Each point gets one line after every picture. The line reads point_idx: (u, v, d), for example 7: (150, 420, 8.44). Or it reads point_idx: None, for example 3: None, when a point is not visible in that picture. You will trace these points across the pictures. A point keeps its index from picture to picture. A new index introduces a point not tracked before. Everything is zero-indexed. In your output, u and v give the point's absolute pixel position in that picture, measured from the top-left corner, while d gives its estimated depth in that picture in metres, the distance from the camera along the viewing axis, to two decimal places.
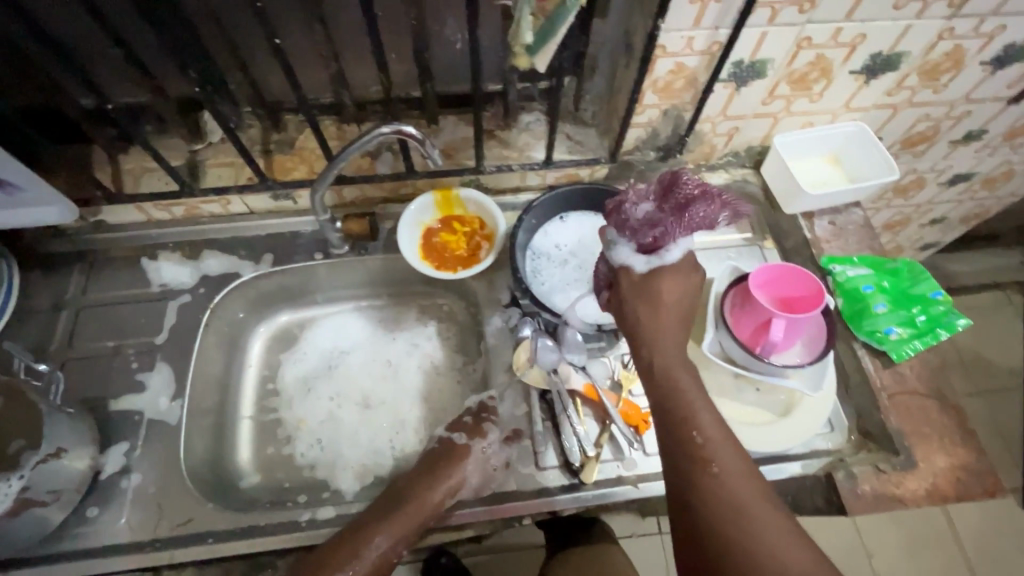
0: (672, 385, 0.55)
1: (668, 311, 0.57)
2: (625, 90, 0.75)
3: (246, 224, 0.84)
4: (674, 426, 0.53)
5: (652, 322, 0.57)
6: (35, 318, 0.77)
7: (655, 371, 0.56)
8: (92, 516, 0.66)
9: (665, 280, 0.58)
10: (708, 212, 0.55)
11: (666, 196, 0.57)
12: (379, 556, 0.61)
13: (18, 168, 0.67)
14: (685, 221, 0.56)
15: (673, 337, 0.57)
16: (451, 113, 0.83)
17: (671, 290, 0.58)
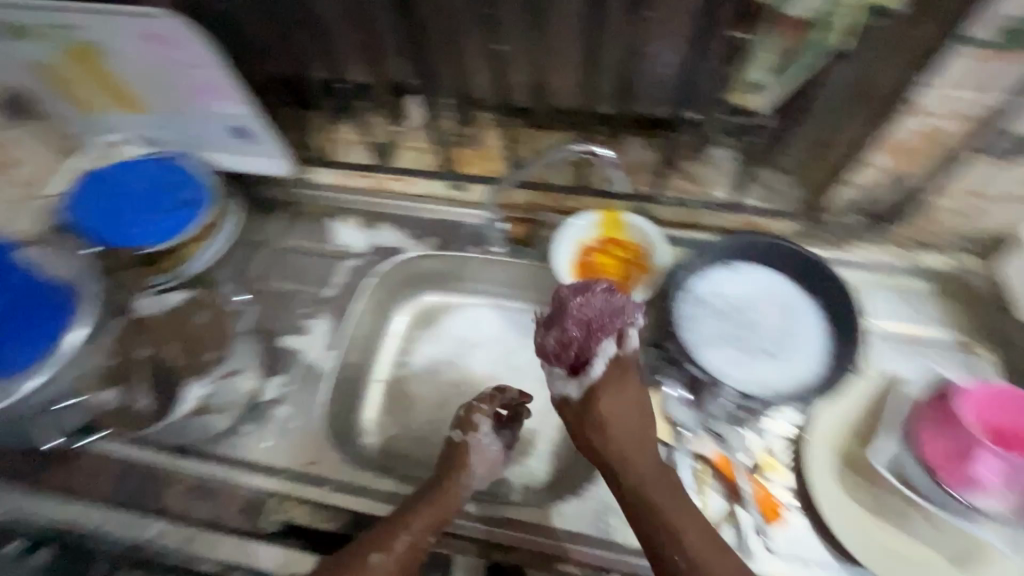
0: (652, 500, 0.59)
1: (621, 435, 0.63)
2: (848, 143, 0.66)
3: (419, 205, 0.89)
4: (660, 537, 0.57)
5: (629, 424, 0.63)
6: (240, 250, 0.89)
7: (646, 490, 0.60)
8: (245, 432, 0.75)
9: (603, 399, 0.63)
10: (597, 315, 0.63)
11: (564, 326, 0.63)
12: (406, 547, 0.61)
13: (263, 123, 0.78)
14: (590, 335, 0.62)
15: (652, 472, 0.61)
16: (638, 135, 0.80)
17: (613, 404, 0.63)
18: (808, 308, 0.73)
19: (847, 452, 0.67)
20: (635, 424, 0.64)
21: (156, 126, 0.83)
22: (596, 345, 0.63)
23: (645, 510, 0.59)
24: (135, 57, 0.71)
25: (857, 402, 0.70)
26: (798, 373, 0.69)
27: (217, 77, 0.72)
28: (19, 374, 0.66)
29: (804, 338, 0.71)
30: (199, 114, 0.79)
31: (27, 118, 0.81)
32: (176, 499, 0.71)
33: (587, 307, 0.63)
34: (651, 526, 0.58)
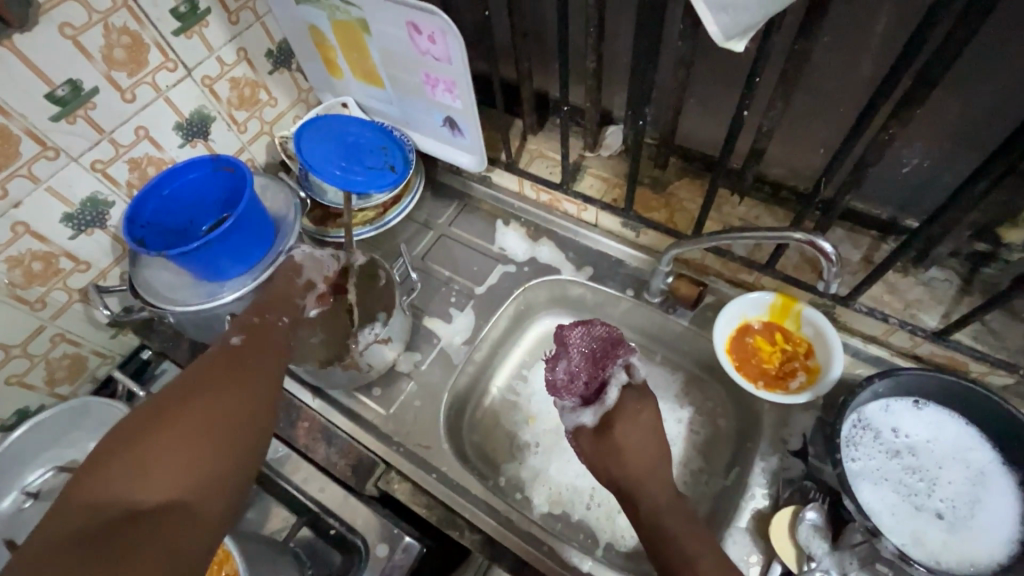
0: (657, 522, 0.58)
1: (639, 463, 0.62)
2: None
3: (586, 233, 0.90)
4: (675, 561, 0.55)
5: (632, 438, 0.64)
6: (412, 226, 0.96)
7: (658, 515, 0.59)
8: (374, 394, 0.80)
9: (619, 425, 0.65)
10: (586, 337, 0.72)
11: (571, 358, 0.71)
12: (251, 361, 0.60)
13: (475, 124, 0.82)
14: (580, 351, 0.72)
15: (647, 480, 0.61)
16: (844, 229, 0.74)
17: (624, 433, 0.64)
18: (1007, 484, 0.62)
19: None
20: (639, 442, 0.64)
21: (383, 101, 0.92)
22: (606, 373, 0.69)
23: (662, 536, 0.57)
24: (390, 40, 0.78)
25: None
26: (975, 555, 0.59)
27: (453, 74, 0.76)
28: (225, 285, 0.78)
29: (993, 515, 0.60)
30: (421, 99, 0.85)
31: (286, 68, 0.93)
32: (302, 434, 0.77)
33: (592, 337, 0.72)
34: (657, 543, 0.57)
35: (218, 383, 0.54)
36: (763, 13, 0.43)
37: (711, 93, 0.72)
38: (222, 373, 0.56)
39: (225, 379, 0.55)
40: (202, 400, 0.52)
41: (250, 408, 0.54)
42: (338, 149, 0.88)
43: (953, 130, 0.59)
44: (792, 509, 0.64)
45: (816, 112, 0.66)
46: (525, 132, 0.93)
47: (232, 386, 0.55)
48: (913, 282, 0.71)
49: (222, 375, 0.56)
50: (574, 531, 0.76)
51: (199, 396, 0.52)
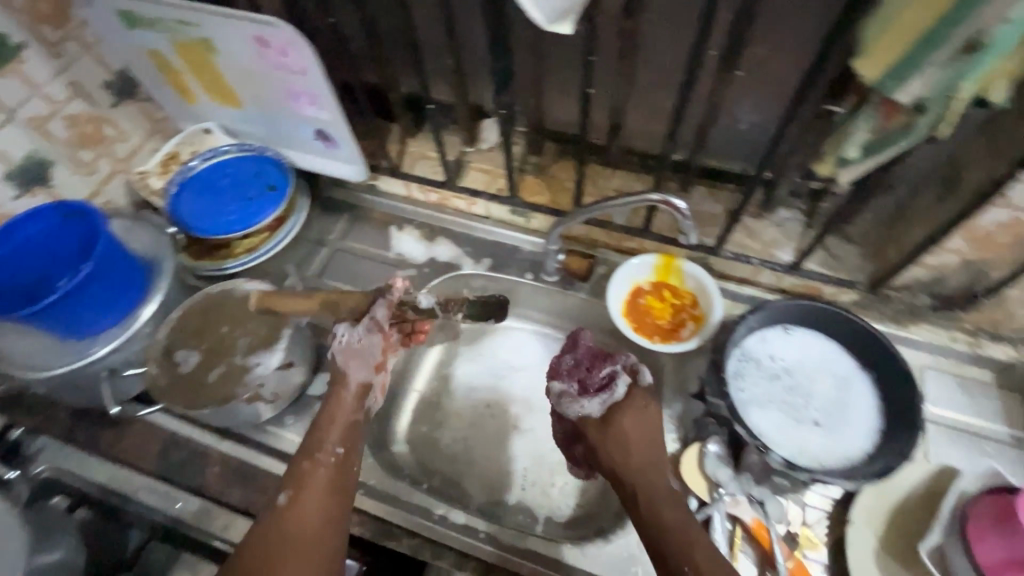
0: (654, 505, 0.61)
1: (641, 456, 0.65)
2: (924, 224, 0.66)
3: (479, 225, 0.92)
4: (673, 545, 0.58)
5: (634, 431, 0.67)
6: (304, 245, 0.93)
7: (653, 499, 0.62)
8: (287, 423, 0.77)
9: (625, 416, 0.68)
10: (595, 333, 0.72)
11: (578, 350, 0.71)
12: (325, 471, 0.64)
13: (347, 133, 0.81)
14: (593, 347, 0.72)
15: (646, 469, 0.64)
16: (705, 186, 0.81)
17: (630, 425, 0.67)
18: (866, 384, 0.71)
19: (893, 540, 0.64)
20: (638, 437, 0.67)
21: (250, 122, 0.89)
22: (614, 369, 0.70)
23: (658, 518, 0.60)
24: (240, 57, 0.75)
25: (909, 489, 0.67)
26: (848, 450, 0.67)
27: (313, 86, 0.75)
28: (95, 340, 0.72)
29: (857, 413, 0.69)
30: (288, 115, 0.83)
31: (132, 99, 0.86)
32: (214, 480, 0.73)
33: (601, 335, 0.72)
34: (654, 529, 0.60)
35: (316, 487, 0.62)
36: None
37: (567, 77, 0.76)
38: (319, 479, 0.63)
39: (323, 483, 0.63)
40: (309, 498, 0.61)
41: (334, 526, 0.60)
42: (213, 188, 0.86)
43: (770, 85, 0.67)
44: (697, 446, 0.70)
45: (660, 84, 0.72)
46: (403, 136, 0.93)
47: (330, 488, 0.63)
48: (768, 223, 0.79)
49: (311, 492, 0.61)
50: (512, 513, 0.78)
51: (304, 497, 0.61)
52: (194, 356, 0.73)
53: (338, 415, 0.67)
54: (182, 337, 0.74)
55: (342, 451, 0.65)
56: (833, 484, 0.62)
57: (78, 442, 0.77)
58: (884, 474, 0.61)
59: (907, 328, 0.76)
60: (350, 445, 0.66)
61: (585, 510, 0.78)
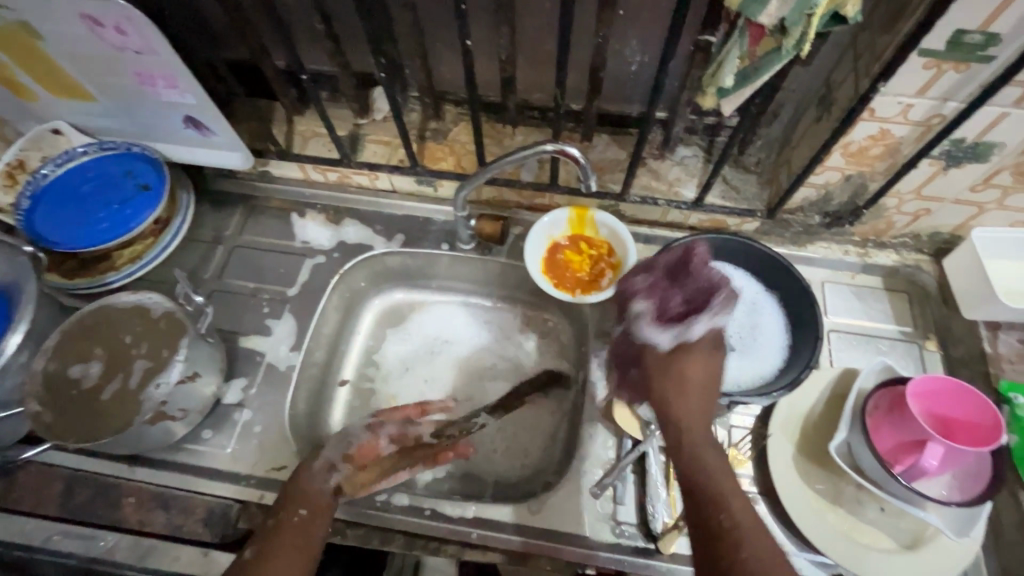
0: (695, 453, 0.57)
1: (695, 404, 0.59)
2: (808, 145, 0.69)
3: (387, 201, 0.87)
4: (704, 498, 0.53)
5: (692, 373, 0.60)
6: (196, 247, 0.85)
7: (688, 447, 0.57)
8: (205, 437, 0.72)
9: (688, 358, 0.61)
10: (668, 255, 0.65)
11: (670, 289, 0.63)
12: (296, 530, 0.60)
13: (218, 116, 0.73)
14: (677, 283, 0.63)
15: (696, 415, 0.59)
16: (606, 133, 0.81)
17: (693, 369, 0.60)
18: (774, 304, 0.75)
19: (807, 443, 0.69)
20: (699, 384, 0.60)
21: (106, 117, 0.79)
22: (699, 300, 0.61)
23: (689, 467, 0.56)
24: (72, 41, 0.66)
25: (817, 396, 0.72)
26: (763, 368, 0.71)
27: (165, 66, 0.66)
28: None
29: (769, 332, 0.73)
30: (147, 103, 0.74)
31: None
32: (132, 511, 0.68)
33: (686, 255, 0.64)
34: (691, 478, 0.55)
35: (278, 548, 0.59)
36: None
37: (450, 32, 0.73)
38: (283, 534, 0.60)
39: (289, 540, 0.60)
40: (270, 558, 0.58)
41: None
42: (80, 200, 0.77)
43: (650, 22, 0.67)
44: None
45: (546, 32, 0.70)
46: (289, 114, 0.86)
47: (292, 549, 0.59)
48: (670, 163, 0.80)
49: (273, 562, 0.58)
50: (460, 484, 0.78)
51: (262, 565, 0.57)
52: (94, 367, 0.67)
53: (304, 482, 0.64)
54: (66, 364, 0.67)
55: (307, 512, 0.62)
56: (750, 401, 0.66)
57: None
58: (793, 384, 0.66)
59: (805, 247, 0.81)
60: (317, 509, 0.62)
61: (531, 468, 0.79)
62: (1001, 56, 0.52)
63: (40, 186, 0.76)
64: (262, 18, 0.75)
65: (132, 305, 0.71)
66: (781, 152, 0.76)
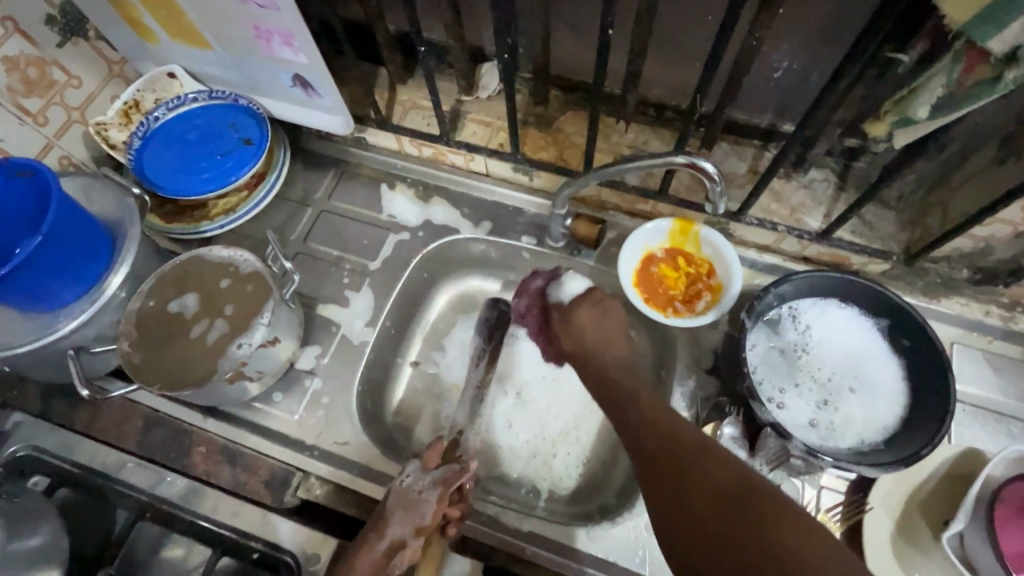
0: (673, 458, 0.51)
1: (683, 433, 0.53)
2: (978, 190, 0.59)
3: (479, 184, 0.83)
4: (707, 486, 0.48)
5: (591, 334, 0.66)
6: (286, 206, 0.85)
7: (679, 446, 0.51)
8: (275, 400, 0.73)
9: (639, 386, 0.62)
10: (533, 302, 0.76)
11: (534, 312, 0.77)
12: None
13: (327, 77, 0.71)
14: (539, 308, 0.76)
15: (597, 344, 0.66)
16: (728, 142, 0.73)
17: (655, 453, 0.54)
18: (898, 376, 0.66)
19: (909, 524, 0.62)
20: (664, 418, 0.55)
21: (219, 66, 0.79)
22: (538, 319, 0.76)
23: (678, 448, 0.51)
24: None
25: (929, 473, 0.63)
26: (873, 424, 0.64)
27: (285, 21, 0.64)
28: (60, 315, 0.67)
29: (878, 384, 0.66)
30: (259, 57, 0.73)
31: (80, 37, 0.75)
32: (200, 461, 0.69)
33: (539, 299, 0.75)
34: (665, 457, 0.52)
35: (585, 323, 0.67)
36: None
37: (579, 13, 0.67)
38: (586, 315, 0.67)
39: (593, 321, 0.67)
40: (582, 324, 0.67)
41: None
42: (186, 148, 0.78)
43: (814, 25, 0.58)
44: (711, 425, 0.66)
45: (685, 25, 0.63)
46: (393, 82, 0.83)
47: (599, 319, 0.67)
48: (797, 186, 0.72)
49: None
50: (514, 489, 0.76)
51: (578, 332, 0.67)
52: (182, 314, 0.68)
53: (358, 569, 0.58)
54: (159, 308, 0.68)
55: None
56: (855, 470, 0.58)
57: (53, 419, 0.72)
58: (909, 460, 0.57)
59: (939, 301, 0.71)
60: None
61: (590, 484, 0.75)
62: None
63: (156, 129, 0.78)
64: None
65: (224, 259, 0.71)
66: (935, 191, 0.66)
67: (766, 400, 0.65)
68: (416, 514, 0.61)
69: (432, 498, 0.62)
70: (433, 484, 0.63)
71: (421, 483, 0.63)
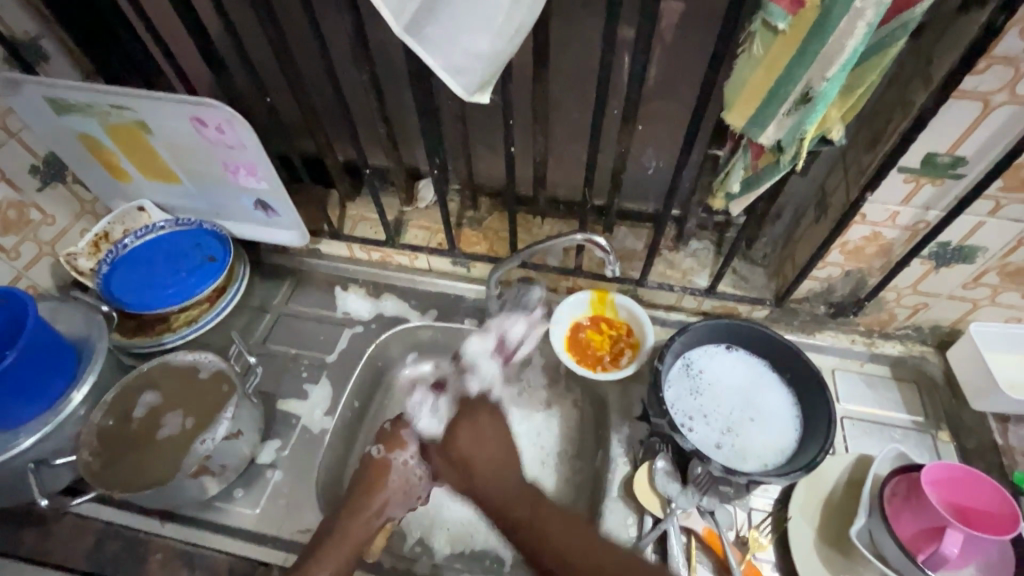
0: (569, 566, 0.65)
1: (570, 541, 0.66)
2: (809, 244, 0.76)
3: (423, 278, 0.95)
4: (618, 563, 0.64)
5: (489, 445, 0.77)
6: (247, 314, 0.92)
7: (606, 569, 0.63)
8: (235, 497, 0.75)
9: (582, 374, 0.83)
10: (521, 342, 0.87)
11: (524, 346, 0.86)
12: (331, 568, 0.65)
13: (285, 200, 0.83)
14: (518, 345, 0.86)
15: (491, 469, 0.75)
16: (626, 227, 0.90)
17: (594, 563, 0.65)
18: (790, 403, 0.78)
19: (826, 529, 0.70)
20: (560, 530, 0.68)
21: (187, 199, 0.90)
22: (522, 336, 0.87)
23: (608, 565, 0.63)
24: (175, 137, 0.78)
25: (835, 480, 0.73)
26: (780, 444, 0.74)
27: (251, 157, 0.78)
28: (20, 430, 0.69)
29: (776, 409, 0.77)
30: (225, 188, 0.85)
31: (59, 181, 0.86)
32: (157, 568, 0.68)
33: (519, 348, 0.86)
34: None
35: (462, 448, 0.77)
36: (487, 68, 0.52)
37: (492, 137, 0.86)
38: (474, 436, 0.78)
39: (469, 438, 0.78)
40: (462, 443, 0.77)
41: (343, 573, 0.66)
42: (152, 269, 0.86)
43: (665, 136, 0.79)
44: (646, 465, 0.74)
45: (573, 140, 0.82)
46: (343, 201, 0.97)
47: (475, 433, 0.78)
48: (684, 254, 0.88)
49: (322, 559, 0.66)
50: (479, 560, 0.78)
51: (466, 443, 0.77)
52: (148, 419, 0.72)
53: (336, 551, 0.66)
54: (123, 416, 0.72)
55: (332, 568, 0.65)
56: (767, 482, 0.67)
57: None
58: (809, 468, 0.67)
59: (813, 335, 0.85)
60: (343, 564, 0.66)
61: None
62: (969, 174, 0.60)
63: (124, 255, 0.86)
64: (333, 120, 0.89)
65: (188, 363, 0.76)
66: (786, 247, 0.84)
67: (679, 424, 0.76)
68: (410, 508, 0.75)
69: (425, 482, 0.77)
70: (425, 468, 0.78)
71: (419, 469, 0.77)
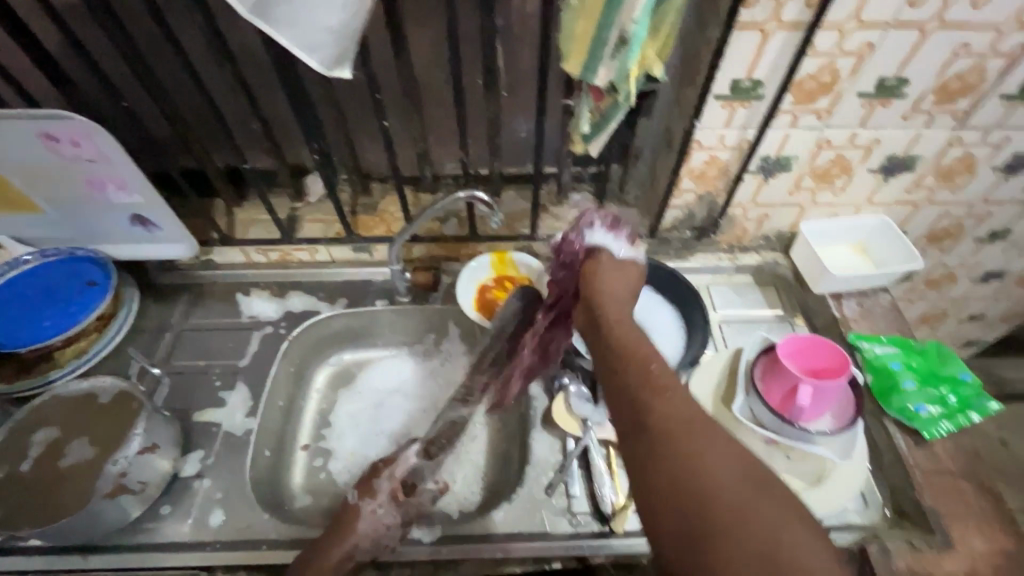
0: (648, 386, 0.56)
1: (672, 411, 0.54)
2: (665, 177, 0.88)
3: (327, 271, 0.96)
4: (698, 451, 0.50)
5: (614, 288, 0.68)
6: (144, 336, 0.89)
7: (691, 425, 0.52)
8: (163, 514, 0.72)
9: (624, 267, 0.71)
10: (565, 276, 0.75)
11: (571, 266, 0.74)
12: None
13: (163, 210, 0.81)
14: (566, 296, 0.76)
15: (615, 302, 0.67)
16: (512, 190, 0.97)
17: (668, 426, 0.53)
18: (675, 318, 0.89)
19: (717, 413, 0.81)
20: (667, 403, 0.54)
21: (51, 227, 0.85)
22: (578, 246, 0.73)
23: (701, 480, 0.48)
24: (26, 158, 0.74)
25: (719, 372, 0.85)
26: (671, 351, 0.85)
27: (116, 168, 0.75)
28: None
29: (664, 324, 0.88)
30: (94, 208, 0.81)
31: None
32: None
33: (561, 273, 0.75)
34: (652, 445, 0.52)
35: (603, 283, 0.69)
36: (342, 42, 0.56)
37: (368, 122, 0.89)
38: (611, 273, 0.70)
39: (613, 274, 0.70)
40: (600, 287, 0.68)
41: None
42: (23, 306, 0.80)
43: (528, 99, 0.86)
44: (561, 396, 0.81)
45: (447, 114, 0.87)
46: (229, 208, 0.95)
47: (618, 279, 0.69)
48: (568, 207, 0.97)
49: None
50: None
51: (599, 282, 0.69)
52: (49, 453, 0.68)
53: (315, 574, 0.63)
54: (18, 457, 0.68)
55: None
56: None
57: None
58: None
59: (687, 259, 0.97)
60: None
61: (490, 490, 0.84)
62: (768, 93, 0.72)
63: None
64: (203, 126, 0.87)
65: (85, 390, 0.73)
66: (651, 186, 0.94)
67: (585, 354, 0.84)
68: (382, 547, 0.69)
69: (398, 529, 0.71)
70: (395, 516, 0.72)
71: (388, 517, 0.71)
